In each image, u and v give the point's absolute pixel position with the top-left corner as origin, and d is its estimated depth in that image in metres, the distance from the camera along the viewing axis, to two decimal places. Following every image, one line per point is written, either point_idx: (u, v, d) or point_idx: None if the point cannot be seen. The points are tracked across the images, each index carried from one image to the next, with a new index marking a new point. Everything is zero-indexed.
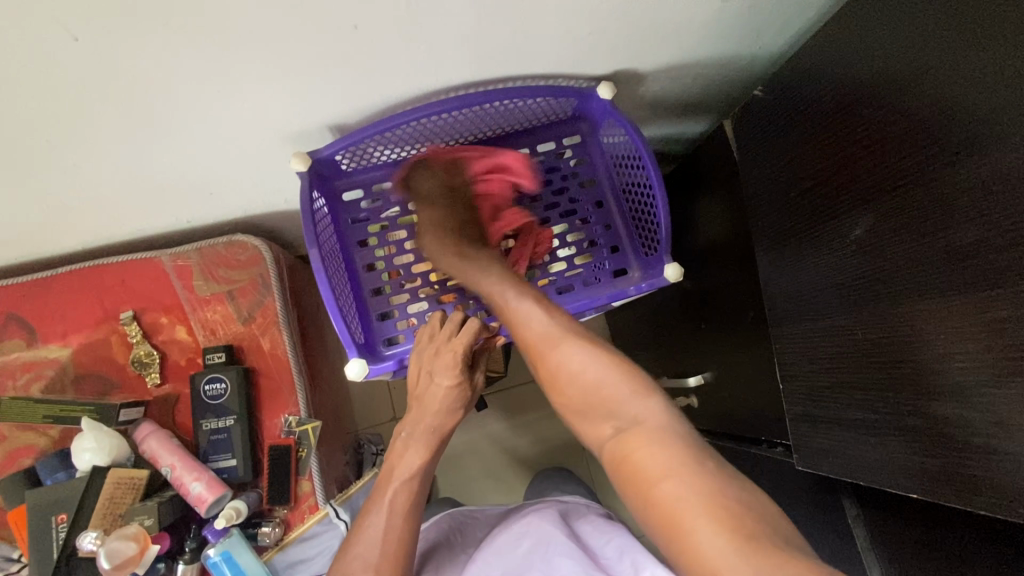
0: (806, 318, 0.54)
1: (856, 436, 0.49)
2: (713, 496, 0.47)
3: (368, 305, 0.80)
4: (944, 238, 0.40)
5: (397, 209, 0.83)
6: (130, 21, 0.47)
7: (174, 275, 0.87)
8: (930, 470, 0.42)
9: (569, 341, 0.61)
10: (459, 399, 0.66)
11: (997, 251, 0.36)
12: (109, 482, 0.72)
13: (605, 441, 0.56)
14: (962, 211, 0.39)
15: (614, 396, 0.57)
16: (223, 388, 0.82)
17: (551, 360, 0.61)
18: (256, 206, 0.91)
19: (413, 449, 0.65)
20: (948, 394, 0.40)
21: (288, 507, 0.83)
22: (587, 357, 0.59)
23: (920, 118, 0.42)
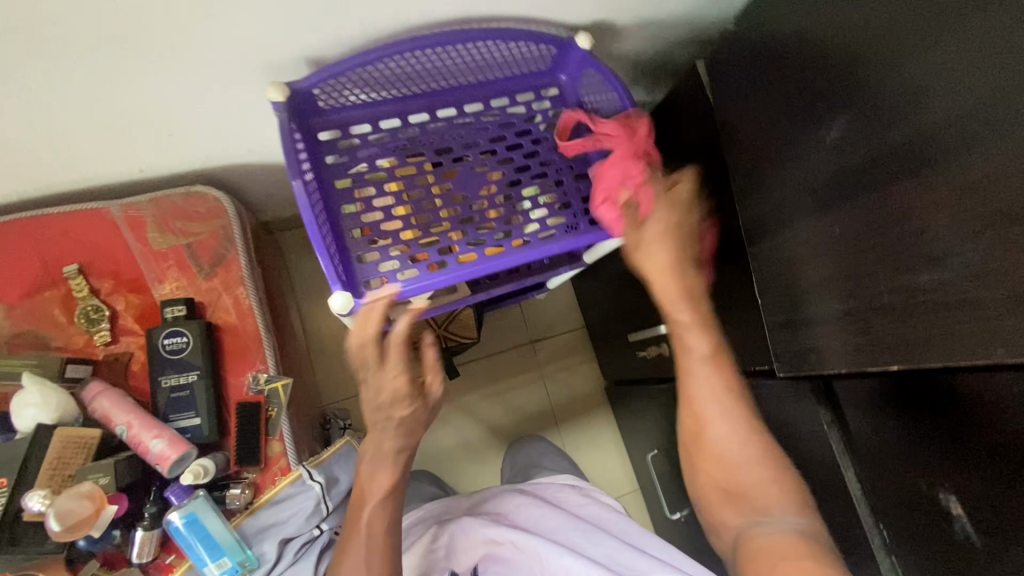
0: (786, 226, 0.58)
1: (839, 328, 0.52)
2: (807, 538, 0.56)
3: (345, 245, 0.76)
4: (915, 121, 0.44)
5: (376, 152, 0.79)
6: None
7: (126, 227, 0.81)
8: (907, 337, 0.46)
9: (725, 409, 0.64)
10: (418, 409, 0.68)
11: (958, 122, 0.40)
12: (55, 441, 0.65)
13: (743, 530, 0.61)
14: (928, 94, 0.43)
15: (762, 491, 0.61)
16: (183, 342, 0.76)
17: (708, 430, 0.64)
18: (218, 156, 0.87)
19: (380, 471, 0.67)
20: (922, 264, 0.44)
21: (258, 469, 0.79)
22: (745, 428, 0.63)
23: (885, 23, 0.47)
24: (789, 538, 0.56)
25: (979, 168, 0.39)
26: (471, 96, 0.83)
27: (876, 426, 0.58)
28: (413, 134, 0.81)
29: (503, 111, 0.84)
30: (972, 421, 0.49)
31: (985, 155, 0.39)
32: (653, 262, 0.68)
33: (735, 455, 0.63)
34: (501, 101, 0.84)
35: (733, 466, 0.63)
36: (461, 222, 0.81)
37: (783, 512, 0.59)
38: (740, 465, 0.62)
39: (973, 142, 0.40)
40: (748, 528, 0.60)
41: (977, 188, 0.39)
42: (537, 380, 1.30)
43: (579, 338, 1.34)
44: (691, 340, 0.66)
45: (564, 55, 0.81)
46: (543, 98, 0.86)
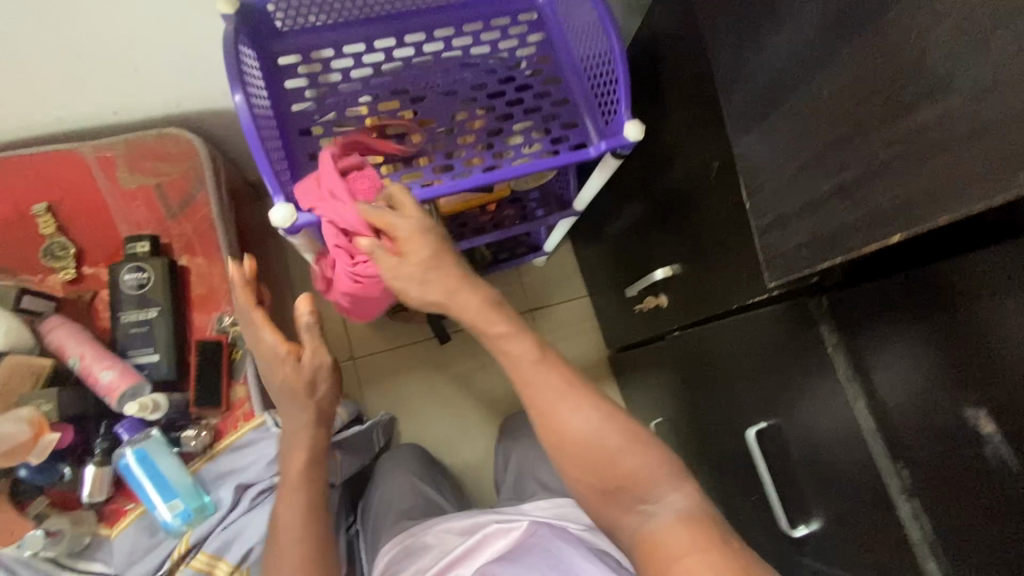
0: (768, 107, 0.50)
1: (834, 209, 0.43)
2: (693, 522, 0.47)
3: (301, 171, 0.71)
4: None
5: (340, 79, 0.75)
6: None
7: (96, 167, 0.78)
8: (910, 197, 0.37)
9: (586, 398, 0.52)
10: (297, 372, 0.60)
11: None
12: (5, 368, 0.63)
13: (639, 529, 0.50)
14: None
15: (635, 471, 0.51)
16: (144, 278, 0.74)
17: (555, 423, 0.52)
18: (193, 98, 0.86)
19: (294, 457, 0.63)
20: (920, 97, 0.36)
21: (220, 415, 0.75)
22: (598, 426, 0.52)
23: None
24: (675, 530, 0.47)
25: None
26: (442, 20, 0.77)
27: (886, 341, 0.49)
28: (379, 59, 0.76)
29: (476, 37, 0.79)
30: (997, 313, 0.40)
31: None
32: (410, 235, 0.56)
33: (605, 450, 0.51)
34: (474, 26, 0.79)
35: (602, 463, 0.51)
36: (427, 150, 0.75)
37: (669, 493, 0.50)
38: (610, 461, 0.51)
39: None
40: (642, 524, 0.50)
41: None
42: None
43: (580, 306, 1.26)
44: (512, 347, 0.53)
45: None
46: (520, 23, 0.80)
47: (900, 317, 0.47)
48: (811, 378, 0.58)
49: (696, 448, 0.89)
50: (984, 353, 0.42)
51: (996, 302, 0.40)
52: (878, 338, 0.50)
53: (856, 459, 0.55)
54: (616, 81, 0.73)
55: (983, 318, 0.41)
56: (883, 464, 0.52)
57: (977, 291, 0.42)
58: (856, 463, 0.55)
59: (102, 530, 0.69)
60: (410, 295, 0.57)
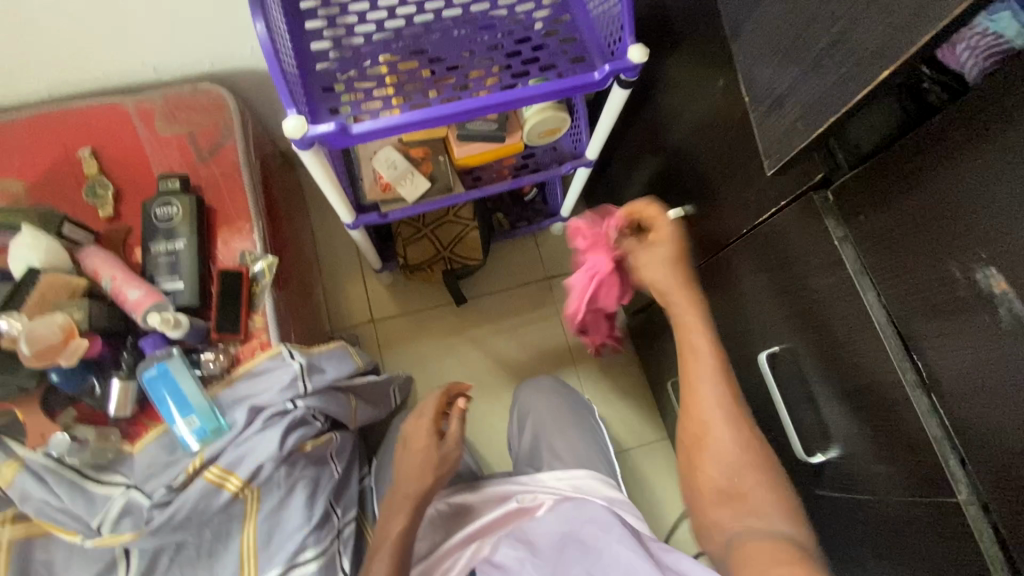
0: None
1: (824, 71, 0.43)
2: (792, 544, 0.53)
3: (317, 101, 0.74)
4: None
5: (355, 20, 0.78)
6: None
7: (138, 118, 0.86)
8: (894, 30, 0.37)
9: (728, 414, 0.62)
10: (434, 455, 0.76)
11: None
12: (42, 281, 0.67)
13: (731, 535, 0.58)
14: None
15: (754, 497, 0.59)
16: (172, 212, 0.78)
17: (711, 436, 0.62)
18: (224, 57, 0.92)
19: (418, 452, 0.76)
20: None
21: (239, 343, 0.78)
22: (743, 436, 0.61)
23: None
24: (768, 545, 0.53)
25: None
26: None
27: (891, 224, 0.48)
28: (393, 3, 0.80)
29: None
30: (998, 161, 0.39)
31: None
32: (652, 254, 0.73)
33: (733, 466, 0.60)
34: None
35: (741, 481, 0.60)
36: (438, 85, 0.77)
37: (776, 518, 0.57)
38: (740, 484, 0.60)
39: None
40: (729, 531, 0.59)
41: None
42: (553, 316, 1.23)
43: None
44: (696, 340, 0.66)
45: None
46: None
47: (904, 193, 0.46)
48: (819, 282, 0.57)
49: None
50: (988, 207, 0.40)
51: (994, 151, 0.39)
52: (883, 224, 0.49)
53: (868, 356, 0.53)
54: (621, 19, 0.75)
55: (984, 170, 0.40)
56: (893, 357, 0.50)
57: (975, 143, 0.40)
58: (863, 360, 0.53)
59: (125, 446, 0.72)
60: (649, 275, 0.73)
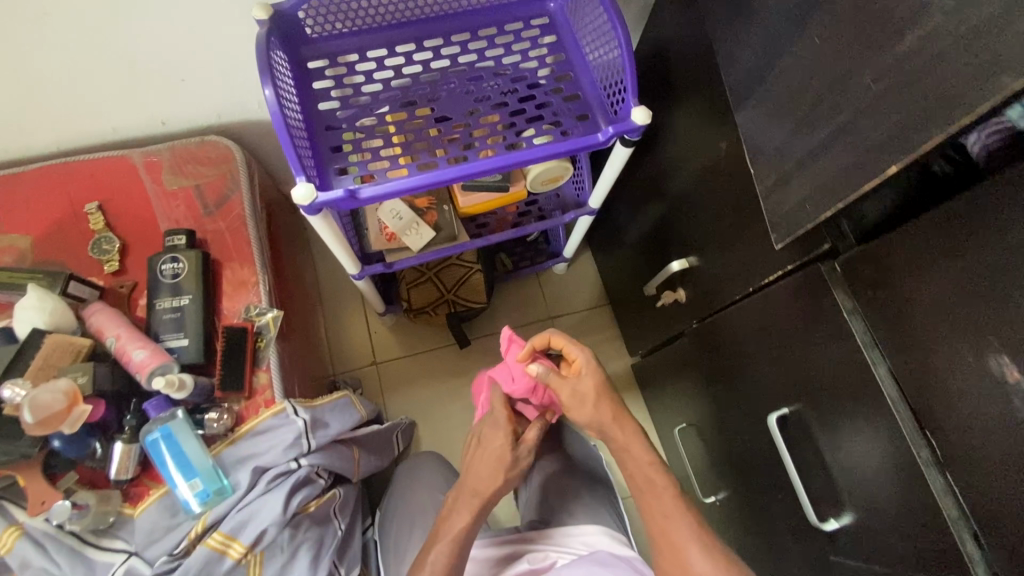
0: (770, 68, 0.51)
1: (829, 156, 0.44)
2: None
3: (324, 161, 0.75)
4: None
5: (362, 80, 0.80)
6: None
7: (144, 170, 0.87)
8: (892, 130, 0.38)
9: (703, 543, 0.66)
10: (507, 454, 0.80)
11: None
12: (47, 343, 0.67)
13: None
14: None
15: None
16: (179, 267, 0.79)
17: (683, 562, 0.66)
18: (233, 110, 0.93)
19: (489, 456, 0.81)
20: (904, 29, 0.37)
21: (243, 400, 0.77)
22: (700, 534, 0.67)
23: None
24: None
25: None
26: (458, 25, 0.82)
27: (899, 304, 0.48)
28: (399, 62, 0.81)
29: (490, 39, 0.83)
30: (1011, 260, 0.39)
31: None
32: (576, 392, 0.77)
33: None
34: (489, 30, 0.83)
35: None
36: (443, 142, 0.78)
37: None
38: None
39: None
40: None
41: None
42: None
43: (602, 314, 1.26)
44: (637, 456, 0.75)
45: None
46: (532, 27, 0.84)
47: (915, 274, 0.46)
48: (829, 348, 0.56)
49: (722, 449, 0.86)
50: (1000, 301, 0.40)
51: (1007, 251, 0.39)
52: (891, 302, 0.49)
53: (879, 429, 0.53)
54: (621, 82, 0.75)
55: (996, 265, 0.40)
56: (905, 433, 0.50)
57: (986, 239, 0.41)
58: (874, 432, 0.53)
59: (126, 509, 0.71)
60: (582, 412, 0.77)
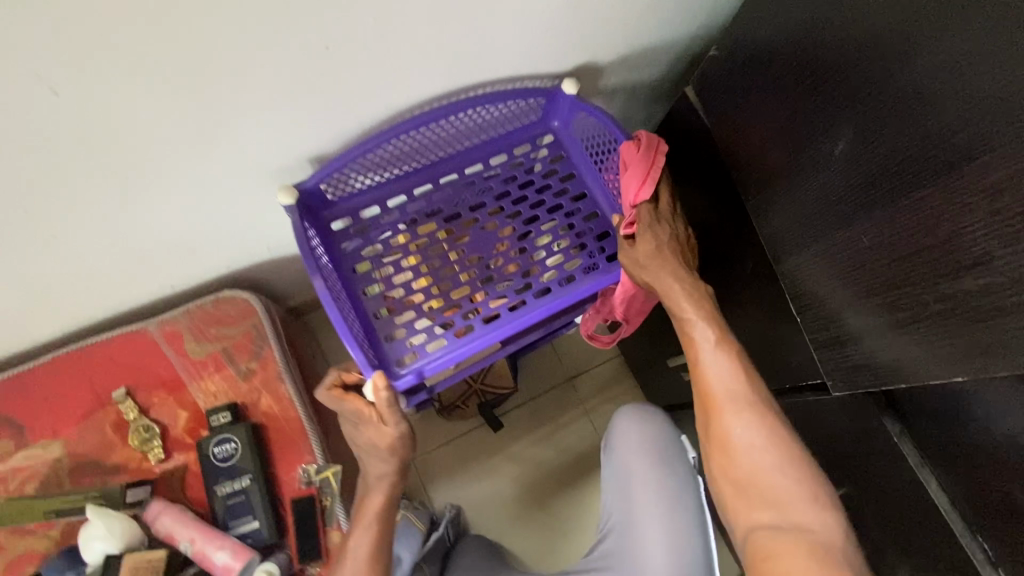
0: (811, 243, 0.56)
1: (886, 343, 0.50)
2: (825, 543, 0.55)
3: (372, 328, 0.76)
4: (927, 120, 0.43)
5: (388, 232, 0.81)
6: (113, 77, 0.50)
7: (165, 343, 0.82)
8: (957, 350, 0.43)
9: (756, 436, 0.61)
10: (380, 434, 0.67)
11: (967, 126, 0.40)
12: (128, 568, 0.67)
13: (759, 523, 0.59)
14: (933, 100, 0.42)
15: (780, 488, 0.59)
16: (233, 448, 0.78)
17: (722, 421, 0.63)
18: (245, 260, 0.90)
19: (374, 460, 0.69)
20: (961, 269, 0.42)
21: (321, 563, 0.78)
22: (733, 375, 0.63)
23: (868, 38, 0.47)
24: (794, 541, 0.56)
25: (1008, 164, 0.37)
26: (469, 159, 0.84)
27: (955, 436, 0.54)
28: (419, 206, 0.82)
29: (502, 167, 0.85)
30: None
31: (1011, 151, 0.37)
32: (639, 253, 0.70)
33: (750, 439, 0.61)
34: (500, 157, 0.86)
35: (747, 438, 0.61)
36: (480, 283, 0.80)
37: (802, 503, 0.58)
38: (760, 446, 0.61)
39: (999, 137, 0.38)
40: (763, 524, 0.59)
41: (1002, 189, 0.38)
42: (582, 416, 1.27)
43: (618, 367, 1.31)
44: (696, 330, 0.66)
45: (552, 104, 0.83)
46: (540, 146, 0.87)
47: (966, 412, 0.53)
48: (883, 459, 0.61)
49: None
50: None
51: None
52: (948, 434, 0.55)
53: (932, 533, 0.57)
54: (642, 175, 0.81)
55: None
56: (959, 537, 0.54)
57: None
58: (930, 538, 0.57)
59: None
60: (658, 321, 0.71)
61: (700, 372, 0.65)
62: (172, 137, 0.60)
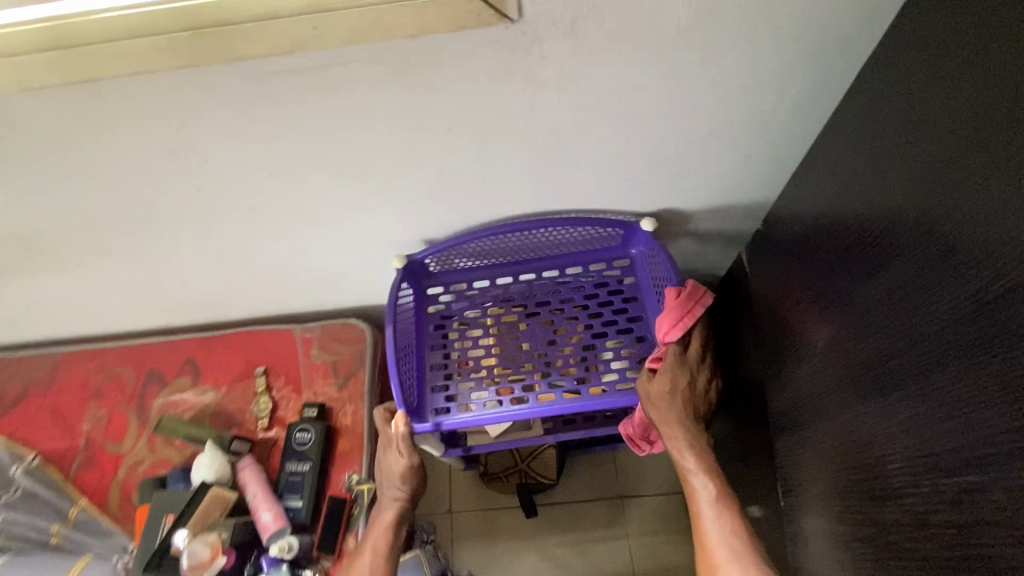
0: (800, 422, 0.63)
1: (895, 540, 0.47)
2: None
3: (427, 375, 0.94)
4: (924, 309, 0.45)
5: (467, 306, 0.99)
6: (307, 172, 0.76)
7: (300, 344, 1.11)
8: (953, 566, 0.40)
9: None
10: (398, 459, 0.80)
11: (892, 355, 0.48)
12: (207, 497, 0.90)
13: None
14: (875, 323, 0.50)
15: None
16: (307, 437, 1.00)
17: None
18: (370, 301, 1.15)
19: (391, 478, 0.82)
20: (886, 478, 0.48)
21: (333, 559, 0.93)
22: (731, 539, 0.67)
23: (844, 257, 0.56)
24: None
25: (914, 396, 0.45)
26: (550, 265, 0.99)
27: None
28: (498, 292, 1.00)
29: (575, 278, 0.99)
30: None
31: (916, 383, 0.44)
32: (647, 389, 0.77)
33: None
34: (575, 269, 0.99)
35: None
36: (522, 368, 0.92)
37: None
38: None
39: (908, 369, 0.46)
40: None
41: (912, 415, 0.45)
42: (621, 538, 1.24)
43: (673, 501, 1.25)
44: (697, 483, 0.72)
45: (630, 235, 0.94)
46: (614, 268, 0.98)
47: None
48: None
49: None
50: None
51: None
52: None
53: None
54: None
55: None
56: None
57: None
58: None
59: None
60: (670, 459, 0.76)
61: (701, 524, 0.70)
62: (333, 212, 0.85)
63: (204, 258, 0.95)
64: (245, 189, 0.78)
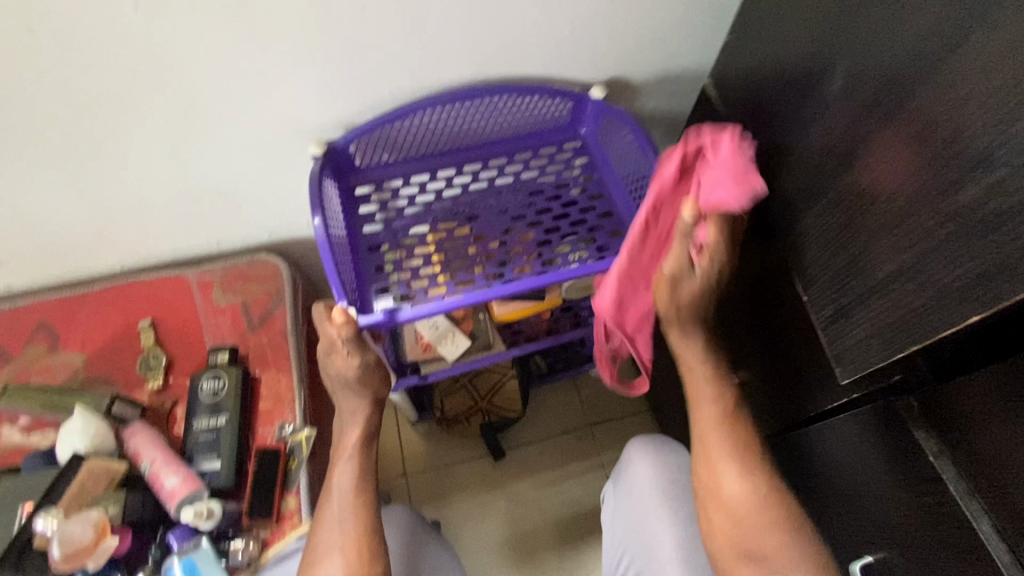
0: (816, 197, 0.50)
1: (938, 265, 0.38)
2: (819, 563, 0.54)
3: (367, 280, 0.79)
4: (906, 38, 0.41)
5: (406, 203, 0.85)
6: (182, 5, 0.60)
7: (196, 288, 0.89)
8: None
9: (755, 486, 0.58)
10: (346, 365, 0.67)
11: (940, 31, 0.38)
12: (84, 469, 0.68)
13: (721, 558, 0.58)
14: (905, 18, 0.41)
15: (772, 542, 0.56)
16: (220, 387, 0.79)
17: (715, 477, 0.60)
18: (283, 232, 0.96)
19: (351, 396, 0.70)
20: (974, 167, 0.36)
21: (270, 526, 0.74)
22: (732, 437, 0.60)
23: None
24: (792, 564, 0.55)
25: (985, 49, 0.35)
26: (496, 152, 0.88)
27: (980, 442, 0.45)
28: (440, 186, 0.87)
29: (525, 164, 0.88)
30: None
31: (989, 33, 0.34)
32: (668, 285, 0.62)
33: (740, 497, 0.58)
34: (524, 155, 0.89)
35: (756, 527, 0.56)
36: (478, 258, 0.80)
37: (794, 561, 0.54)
38: (749, 505, 0.57)
39: (968, 28, 0.36)
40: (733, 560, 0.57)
41: (995, 67, 0.34)
42: (595, 468, 1.14)
43: (644, 422, 1.18)
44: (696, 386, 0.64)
45: (580, 108, 0.86)
46: (566, 151, 0.89)
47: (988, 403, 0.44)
48: (894, 469, 0.52)
49: None
50: None
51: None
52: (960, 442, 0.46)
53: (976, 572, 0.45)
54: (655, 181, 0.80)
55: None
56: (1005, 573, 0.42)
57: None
58: (957, 555, 0.46)
59: None
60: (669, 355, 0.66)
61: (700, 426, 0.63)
62: (226, 79, 0.69)
63: (49, 163, 0.72)
64: (104, 42, 0.61)
